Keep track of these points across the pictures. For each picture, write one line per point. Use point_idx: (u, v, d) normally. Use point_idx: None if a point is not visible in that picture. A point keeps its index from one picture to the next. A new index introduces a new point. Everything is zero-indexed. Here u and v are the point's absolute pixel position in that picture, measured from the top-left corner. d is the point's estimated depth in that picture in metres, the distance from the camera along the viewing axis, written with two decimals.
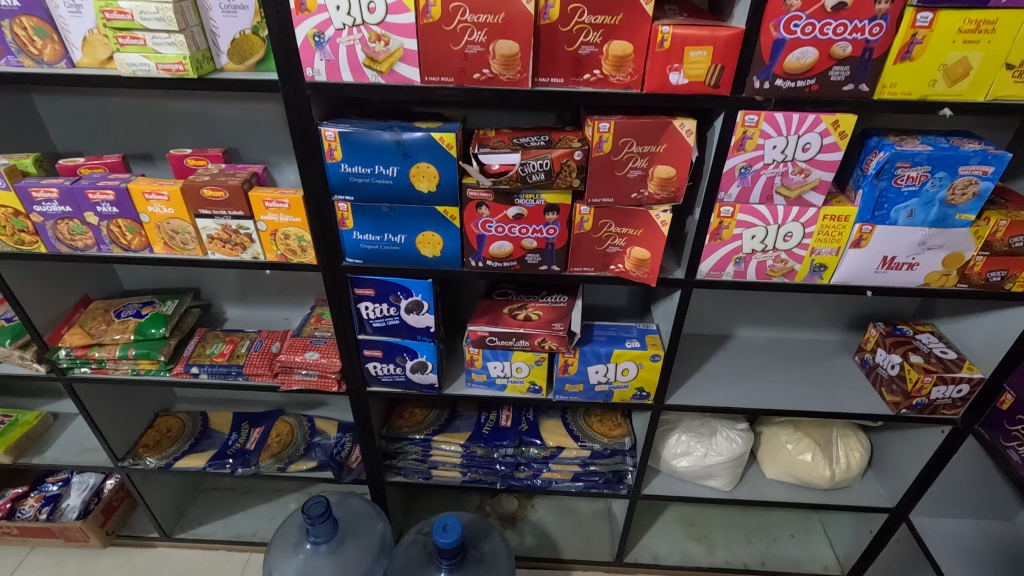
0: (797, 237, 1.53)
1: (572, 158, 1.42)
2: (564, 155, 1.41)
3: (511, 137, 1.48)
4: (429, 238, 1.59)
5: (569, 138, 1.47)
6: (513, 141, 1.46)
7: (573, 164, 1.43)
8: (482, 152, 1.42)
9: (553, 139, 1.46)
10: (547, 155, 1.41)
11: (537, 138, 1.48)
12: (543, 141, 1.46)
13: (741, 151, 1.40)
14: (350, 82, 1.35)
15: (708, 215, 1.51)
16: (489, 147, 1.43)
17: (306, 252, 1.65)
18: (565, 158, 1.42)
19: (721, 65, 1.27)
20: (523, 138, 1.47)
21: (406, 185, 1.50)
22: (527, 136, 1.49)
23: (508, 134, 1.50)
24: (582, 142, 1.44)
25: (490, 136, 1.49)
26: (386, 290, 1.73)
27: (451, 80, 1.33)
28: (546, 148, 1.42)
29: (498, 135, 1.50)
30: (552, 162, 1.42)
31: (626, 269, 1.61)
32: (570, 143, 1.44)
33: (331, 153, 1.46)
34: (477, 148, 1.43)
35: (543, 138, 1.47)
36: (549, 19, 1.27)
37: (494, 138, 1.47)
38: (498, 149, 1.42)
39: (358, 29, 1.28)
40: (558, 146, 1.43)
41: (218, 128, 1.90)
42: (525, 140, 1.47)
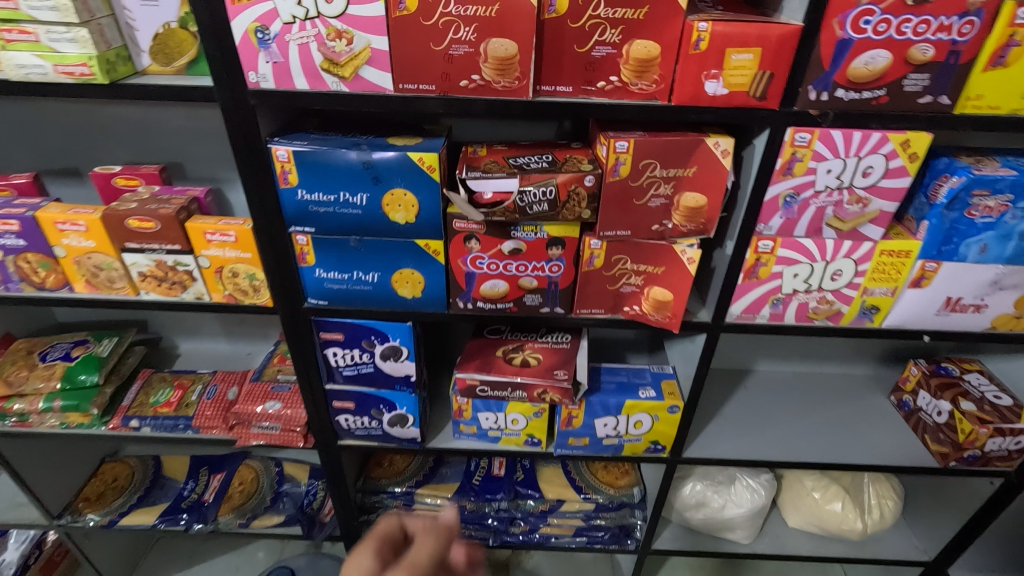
0: (847, 276, 1.29)
1: (582, 185, 1.16)
2: (572, 181, 1.15)
3: (506, 156, 1.21)
4: (407, 276, 1.32)
5: (577, 158, 1.20)
6: (508, 163, 1.19)
7: (583, 192, 1.17)
8: (472, 177, 1.15)
9: (557, 159, 1.20)
10: (551, 180, 1.15)
11: (538, 157, 1.21)
12: (545, 162, 1.20)
13: (788, 176, 1.14)
14: (305, 90, 1.07)
15: (743, 250, 1.26)
16: (479, 170, 1.16)
17: (259, 292, 1.36)
18: (573, 185, 1.16)
19: (770, 71, 1.02)
20: (521, 158, 1.21)
21: (378, 215, 1.22)
22: (526, 156, 1.22)
23: (502, 152, 1.23)
24: (594, 164, 1.18)
25: (480, 155, 1.22)
26: (358, 333, 1.46)
27: (432, 88, 1.06)
28: (550, 171, 1.16)
29: (490, 153, 1.23)
30: (557, 189, 1.15)
31: (643, 311, 1.36)
32: (578, 165, 1.18)
33: (284, 177, 1.18)
34: (464, 171, 1.16)
35: (545, 158, 1.21)
36: (555, 12, 1.00)
37: (485, 158, 1.20)
38: (490, 173, 1.15)
39: (312, 24, 1.01)
40: (564, 169, 1.16)
41: (157, 139, 1.60)
42: (523, 161, 1.20)
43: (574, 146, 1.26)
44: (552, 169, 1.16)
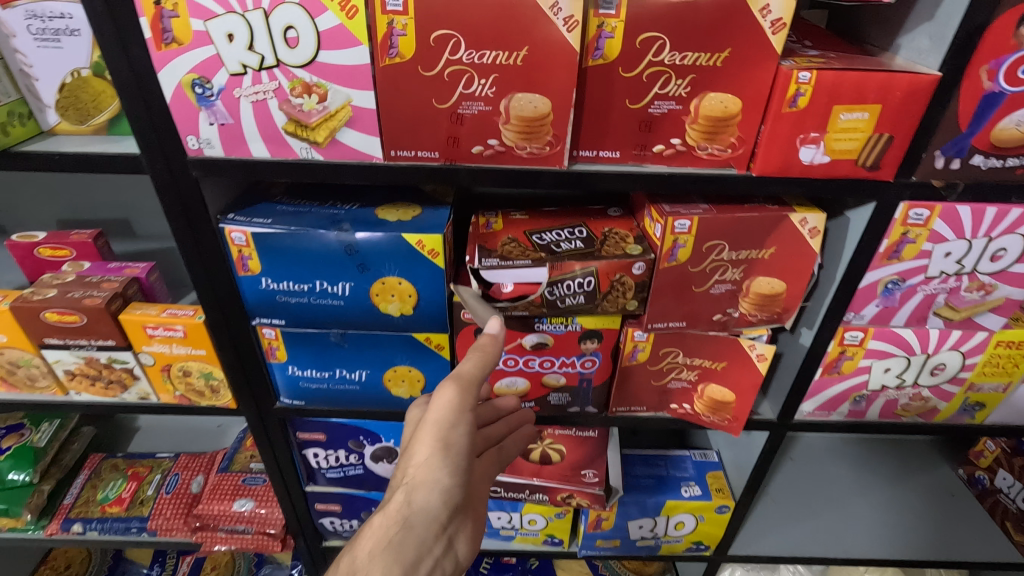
0: (951, 370, 1.03)
1: (628, 273, 0.90)
2: (617, 269, 0.89)
3: (529, 232, 0.94)
4: (403, 374, 1.06)
5: (618, 233, 0.94)
6: (533, 242, 0.93)
7: (630, 281, 0.91)
8: (489, 267, 0.88)
9: (594, 236, 0.94)
10: (590, 268, 0.89)
11: (568, 233, 0.95)
12: (578, 239, 0.93)
13: (893, 259, 0.89)
14: (264, 159, 0.80)
15: (825, 343, 1.00)
16: (496, 255, 0.89)
17: (218, 393, 1.09)
18: (618, 273, 0.90)
19: (889, 135, 0.76)
20: (547, 235, 0.94)
21: (365, 307, 0.96)
22: (553, 230, 0.95)
23: (522, 225, 0.96)
24: (642, 244, 0.92)
25: (495, 232, 0.95)
26: (344, 432, 1.20)
27: (435, 156, 0.80)
28: (588, 256, 0.89)
29: (508, 227, 0.96)
30: (597, 279, 0.90)
31: (695, 411, 1.10)
32: (622, 245, 0.92)
33: (243, 263, 0.92)
34: (477, 259, 0.89)
35: (578, 234, 0.94)
36: (602, 57, 0.73)
37: (501, 236, 0.94)
38: (511, 260, 0.89)
39: (269, 75, 0.73)
40: (605, 251, 0.90)
41: (99, 191, 1.33)
42: (551, 239, 0.93)
43: (610, 213, 1.00)
44: (590, 253, 0.90)
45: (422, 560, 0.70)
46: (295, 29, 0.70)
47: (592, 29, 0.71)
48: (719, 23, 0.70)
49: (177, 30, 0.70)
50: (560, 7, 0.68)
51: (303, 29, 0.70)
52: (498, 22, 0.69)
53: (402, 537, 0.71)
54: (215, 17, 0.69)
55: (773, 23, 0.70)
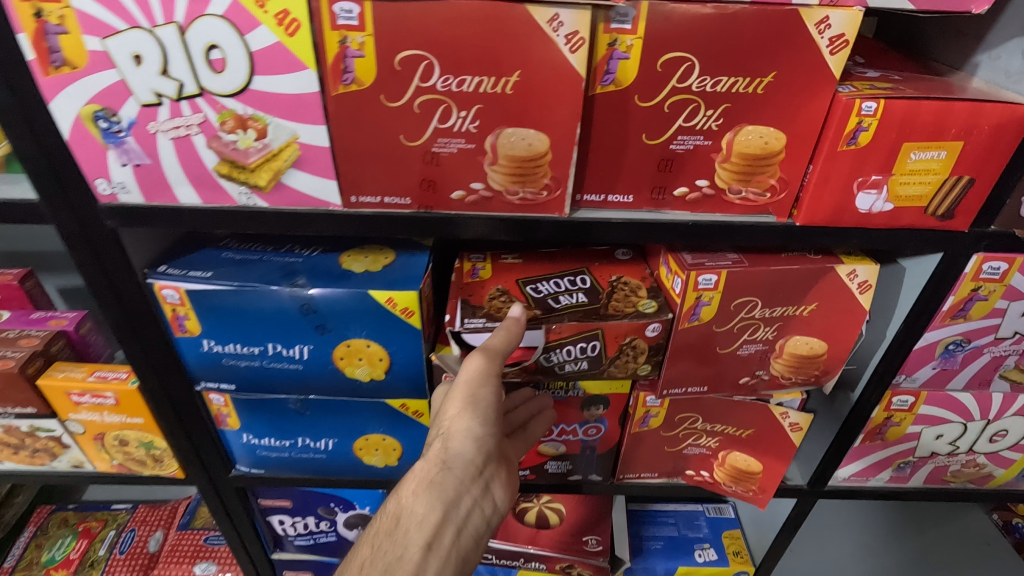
0: (1013, 436, 0.89)
1: (641, 336, 0.75)
2: (627, 331, 0.74)
3: (521, 281, 0.79)
4: (376, 442, 0.91)
5: (628, 283, 0.79)
6: (526, 295, 0.77)
7: (642, 345, 0.76)
8: (473, 330, 0.73)
9: (599, 287, 0.78)
10: (594, 331, 0.74)
11: (568, 282, 0.80)
12: (580, 291, 0.78)
13: (959, 319, 0.74)
14: (195, 206, 0.65)
15: (870, 408, 0.86)
16: (482, 314, 0.74)
17: (163, 462, 0.94)
18: (628, 336, 0.75)
19: (968, 178, 0.61)
20: (544, 285, 0.79)
21: (329, 371, 0.81)
22: (551, 278, 0.80)
23: (514, 271, 0.81)
24: (657, 299, 0.77)
25: (482, 281, 0.80)
26: (311, 499, 1.05)
27: (407, 202, 0.64)
28: (592, 314, 0.74)
29: (497, 274, 0.81)
30: (603, 343, 0.75)
31: (714, 479, 0.96)
32: (632, 299, 0.77)
33: (179, 324, 0.76)
34: (458, 320, 0.74)
35: (580, 284, 0.79)
36: (615, 84, 0.58)
37: (488, 287, 0.79)
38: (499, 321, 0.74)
39: (191, 105, 0.57)
40: (612, 309, 0.75)
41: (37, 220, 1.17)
42: (548, 291, 0.78)
43: (617, 255, 0.85)
44: (594, 311, 0.75)
45: (460, 499, 0.69)
46: (220, 49, 0.54)
47: (602, 48, 0.56)
48: (764, 41, 0.55)
49: (67, 50, 0.54)
50: (562, 22, 0.53)
51: (230, 49, 0.54)
52: (482, 41, 0.54)
53: (441, 480, 0.68)
54: (116, 34, 0.53)
55: (832, 41, 0.55)
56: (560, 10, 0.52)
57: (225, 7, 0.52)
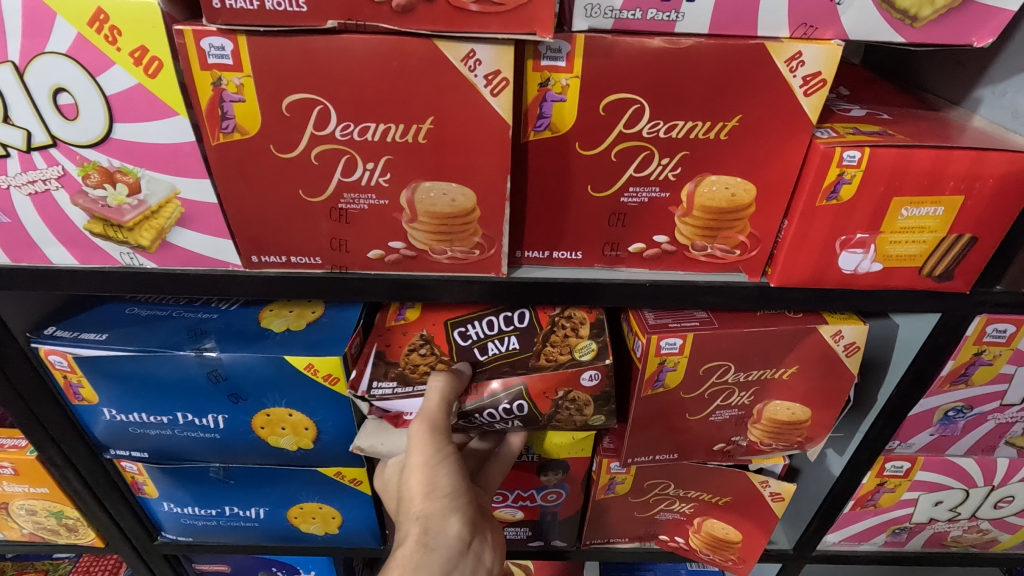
0: (1020, 502, 0.80)
1: (576, 387, 0.64)
2: (557, 384, 0.64)
3: (449, 324, 0.67)
4: (311, 511, 0.82)
5: (573, 316, 0.67)
6: (451, 343, 0.66)
7: (583, 398, 0.65)
8: (382, 398, 0.62)
9: (537, 326, 0.67)
10: (516, 390, 0.64)
11: (502, 320, 0.68)
12: (515, 332, 0.67)
13: (960, 384, 0.65)
14: (70, 267, 0.56)
15: (860, 474, 0.76)
16: (394, 377, 0.64)
17: (77, 532, 0.85)
18: (560, 390, 0.64)
19: (968, 235, 0.52)
20: (473, 326, 0.67)
21: (249, 440, 0.72)
22: (484, 316, 0.68)
23: (444, 309, 0.68)
24: (599, 339, 0.65)
25: (405, 324, 0.67)
26: (251, 564, 0.96)
27: (317, 262, 0.55)
28: (518, 368, 0.64)
29: (424, 315, 0.68)
30: (531, 402, 0.64)
31: (690, 546, 0.86)
32: (570, 342, 0.66)
33: (73, 392, 0.67)
34: (367, 385, 0.63)
35: (516, 321, 0.67)
36: (551, 129, 0.49)
37: (411, 334, 0.67)
38: (411, 385, 0.64)
39: (46, 157, 0.48)
40: (545, 358, 0.65)
41: None
42: (476, 335, 0.67)
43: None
44: (522, 363, 0.65)
45: None
46: (69, 93, 0.45)
47: (532, 89, 0.47)
48: (725, 79, 0.46)
49: None
50: (479, 60, 0.44)
51: (81, 93, 0.45)
52: (387, 83, 0.45)
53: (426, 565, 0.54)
54: None
55: (807, 79, 0.46)
56: (476, 46, 0.43)
57: (68, 43, 0.43)
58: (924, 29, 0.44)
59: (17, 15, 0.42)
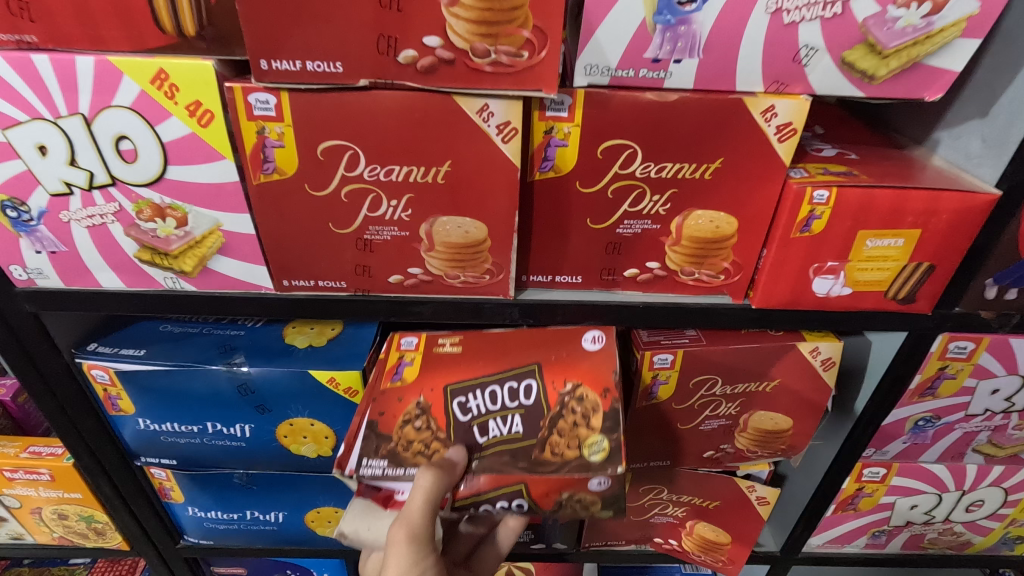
0: (989, 506, 0.86)
1: (582, 489, 0.63)
2: (558, 486, 0.62)
3: (447, 391, 0.65)
4: (327, 515, 0.87)
5: (583, 396, 0.65)
6: (450, 415, 0.64)
7: (590, 499, 0.63)
8: (370, 477, 0.60)
9: (545, 403, 0.64)
10: (514, 489, 0.62)
11: (507, 393, 0.65)
12: (519, 410, 0.65)
13: (928, 396, 0.71)
14: (117, 290, 0.61)
15: (840, 480, 0.82)
16: (385, 454, 0.62)
17: (104, 535, 0.90)
18: (563, 491, 0.63)
19: (927, 263, 0.58)
20: (474, 398, 0.65)
21: (272, 449, 0.77)
22: (486, 385, 0.65)
23: (443, 372, 0.65)
24: (610, 436, 0.63)
25: (401, 389, 0.65)
26: (266, 566, 1.01)
27: (342, 286, 0.61)
28: (519, 459, 0.63)
29: (422, 378, 0.65)
30: (530, 501, 0.63)
31: (683, 548, 0.92)
32: (578, 433, 0.64)
33: (112, 403, 0.73)
34: (356, 464, 0.61)
35: (522, 396, 0.65)
36: (554, 169, 0.55)
37: (407, 401, 0.65)
38: (403, 467, 0.62)
39: (104, 195, 0.54)
40: (550, 451, 0.63)
41: None
42: (477, 409, 0.65)
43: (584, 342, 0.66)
44: (525, 452, 0.63)
45: None
46: (130, 140, 0.51)
47: (538, 136, 0.53)
48: (708, 128, 0.52)
49: None
50: (492, 112, 0.50)
51: (141, 140, 0.51)
52: (410, 130, 0.51)
53: None
54: (17, 125, 0.50)
55: (781, 128, 0.52)
56: (489, 100, 0.50)
57: (132, 98, 0.49)
58: (882, 86, 0.51)
59: (88, 74, 0.48)
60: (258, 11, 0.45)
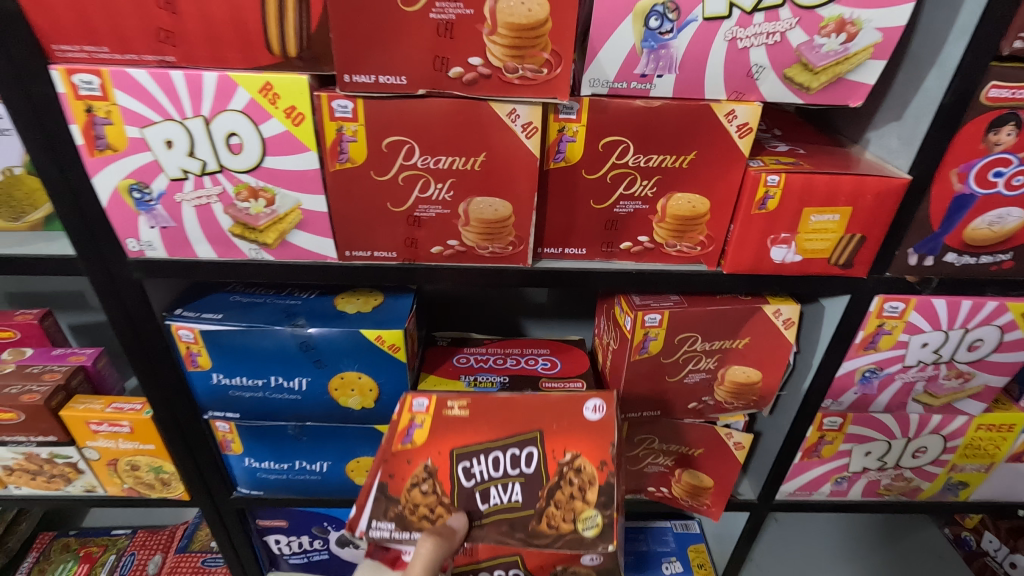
0: (932, 452, 1.01)
1: (574, 560, 0.77)
2: (551, 559, 0.77)
3: (454, 455, 0.78)
4: (365, 464, 1.01)
5: (581, 467, 0.77)
6: (455, 479, 0.78)
7: (580, 568, 0.78)
8: (379, 538, 0.75)
9: (545, 473, 0.78)
10: (510, 558, 0.77)
11: (509, 460, 0.78)
12: (519, 479, 0.78)
13: (870, 350, 0.86)
14: (210, 260, 0.76)
15: (804, 428, 0.97)
16: (393, 517, 0.76)
17: (169, 485, 1.03)
18: (557, 563, 0.77)
19: (860, 234, 0.74)
20: (477, 463, 0.78)
21: (324, 401, 0.91)
22: (490, 452, 0.79)
23: (449, 437, 0.79)
24: (604, 513, 0.76)
25: (411, 452, 0.78)
26: (306, 519, 1.13)
27: (393, 256, 0.76)
28: (516, 527, 0.76)
29: (429, 443, 0.79)
30: (525, 567, 0.78)
31: (673, 494, 1.06)
32: (575, 506, 0.77)
33: (192, 359, 0.86)
34: (365, 526, 0.75)
35: (523, 464, 0.78)
36: (564, 160, 0.70)
37: (415, 463, 0.78)
38: (409, 529, 0.76)
39: (213, 180, 0.69)
40: (546, 522, 0.76)
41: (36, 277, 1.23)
42: (480, 475, 0.78)
43: (586, 411, 0.79)
44: (523, 523, 0.77)
45: None
46: (238, 136, 0.66)
47: (553, 133, 0.68)
48: (684, 127, 0.68)
49: (111, 137, 0.66)
50: (518, 115, 0.65)
51: (247, 136, 0.66)
52: (456, 126, 0.66)
53: None
54: (152, 124, 0.65)
55: (739, 127, 0.68)
56: (516, 106, 0.65)
57: (244, 103, 0.64)
58: (816, 95, 0.66)
59: (212, 86, 0.63)
60: (346, 38, 0.60)
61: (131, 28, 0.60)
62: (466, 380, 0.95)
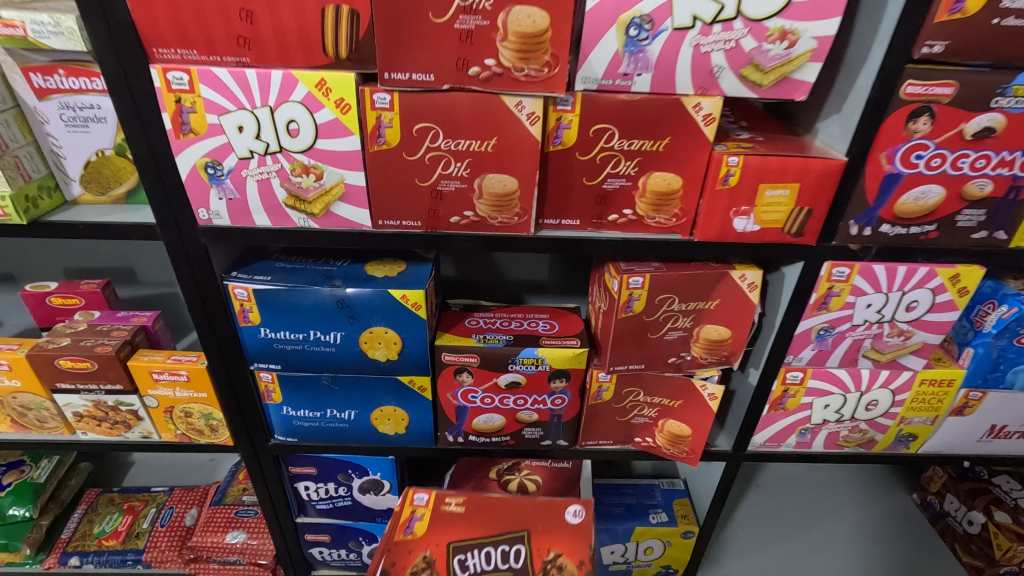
0: (883, 406, 1.15)
1: None
2: None
3: (451, 547, 0.96)
4: (388, 413, 1.16)
5: (562, 565, 0.95)
6: (451, 564, 0.95)
7: None
8: None
9: (531, 566, 0.95)
10: None
11: (500, 554, 0.96)
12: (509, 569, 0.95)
13: (823, 310, 1.01)
14: (266, 227, 0.90)
15: (769, 382, 1.12)
16: None
17: (216, 432, 1.18)
18: None
19: (808, 208, 0.89)
20: (471, 556, 0.96)
21: (355, 353, 1.06)
22: (483, 548, 0.97)
23: (446, 533, 0.98)
24: None
25: (411, 541, 0.97)
26: (333, 466, 1.28)
27: (417, 225, 0.91)
28: None
29: (428, 535, 0.98)
30: None
31: (657, 444, 1.20)
32: None
33: (244, 315, 1.01)
34: None
35: (512, 558, 0.96)
36: (562, 144, 0.85)
37: (415, 553, 0.96)
38: None
39: (273, 158, 0.84)
40: None
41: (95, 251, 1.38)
42: (474, 565, 0.95)
43: (567, 515, 1.01)
44: None
45: None
46: (297, 122, 0.81)
47: (552, 121, 0.83)
48: (659, 117, 0.83)
49: (194, 123, 0.81)
50: (524, 105, 0.80)
51: (303, 122, 0.81)
52: (473, 115, 0.81)
53: None
54: (227, 112, 0.80)
55: (704, 117, 0.83)
56: (522, 99, 0.80)
57: (303, 95, 0.79)
58: (767, 90, 0.81)
59: (278, 81, 0.78)
60: (387, 43, 0.75)
61: (217, 34, 0.76)
62: (477, 337, 1.09)
